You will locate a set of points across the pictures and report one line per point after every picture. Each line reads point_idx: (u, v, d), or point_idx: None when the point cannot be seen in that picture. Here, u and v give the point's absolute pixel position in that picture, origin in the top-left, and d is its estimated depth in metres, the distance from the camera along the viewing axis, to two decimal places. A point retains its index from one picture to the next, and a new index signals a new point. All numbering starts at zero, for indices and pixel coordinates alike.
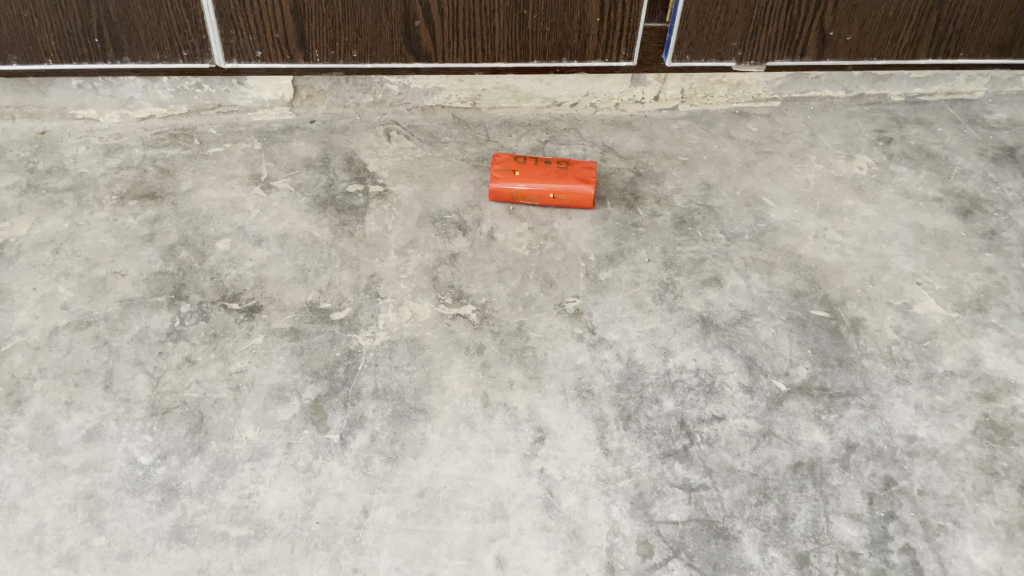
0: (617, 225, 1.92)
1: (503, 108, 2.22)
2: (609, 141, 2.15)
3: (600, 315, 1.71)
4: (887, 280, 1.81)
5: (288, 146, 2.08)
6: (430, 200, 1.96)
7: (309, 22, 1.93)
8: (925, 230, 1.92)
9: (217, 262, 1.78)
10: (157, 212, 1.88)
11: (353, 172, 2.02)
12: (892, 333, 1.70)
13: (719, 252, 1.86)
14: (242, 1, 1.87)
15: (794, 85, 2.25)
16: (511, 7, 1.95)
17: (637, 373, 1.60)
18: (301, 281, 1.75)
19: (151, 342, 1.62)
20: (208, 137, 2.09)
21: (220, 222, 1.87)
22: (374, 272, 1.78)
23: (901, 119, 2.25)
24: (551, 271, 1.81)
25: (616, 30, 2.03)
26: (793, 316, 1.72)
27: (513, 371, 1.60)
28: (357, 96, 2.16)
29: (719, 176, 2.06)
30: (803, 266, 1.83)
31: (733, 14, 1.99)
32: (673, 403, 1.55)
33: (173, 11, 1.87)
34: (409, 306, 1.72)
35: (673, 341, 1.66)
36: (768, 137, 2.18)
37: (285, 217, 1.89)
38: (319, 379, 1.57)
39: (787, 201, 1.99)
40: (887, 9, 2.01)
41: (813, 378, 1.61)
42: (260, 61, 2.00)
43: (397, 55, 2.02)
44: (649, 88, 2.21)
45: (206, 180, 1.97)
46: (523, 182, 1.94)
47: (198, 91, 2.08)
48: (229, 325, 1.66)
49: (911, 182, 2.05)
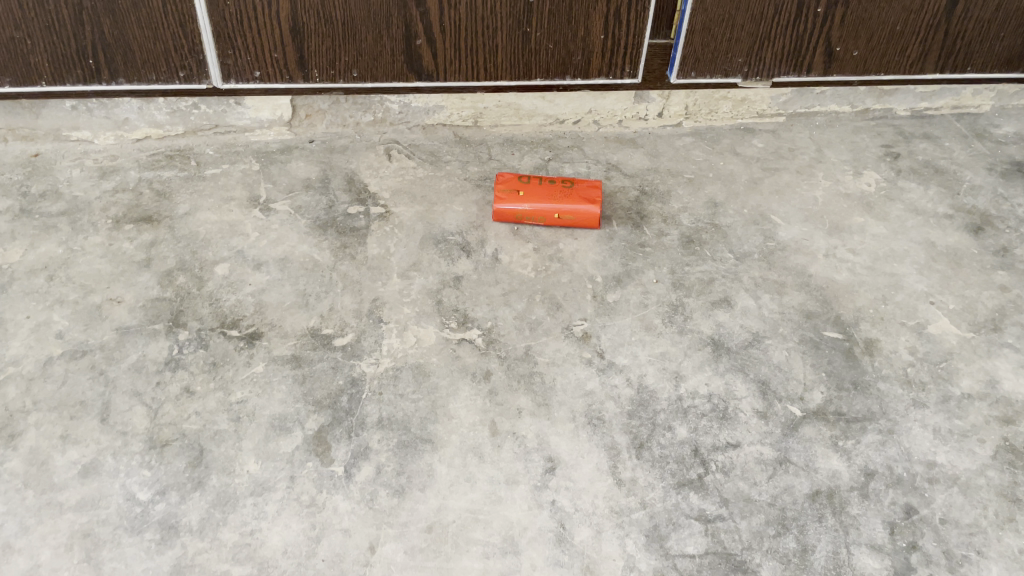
0: (624, 245, 1.89)
1: (505, 125, 2.19)
2: (613, 159, 2.12)
3: (609, 338, 1.68)
4: (900, 300, 1.77)
5: (287, 166, 2.04)
6: (433, 221, 1.93)
7: (308, 42, 1.89)
8: (937, 248, 1.89)
9: (216, 287, 1.74)
10: (154, 236, 1.84)
11: (354, 193, 1.98)
12: (907, 355, 1.66)
13: (729, 272, 1.82)
14: (241, 21, 1.84)
15: (799, 100, 2.22)
16: (515, 25, 1.91)
17: (649, 399, 1.56)
18: (302, 306, 1.71)
19: (149, 372, 1.57)
20: (206, 158, 2.05)
21: (218, 246, 1.83)
22: (377, 296, 1.74)
23: (907, 134, 2.22)
24: (558, 293, 1.77)
25: (620, 47, 2.00)
26: (805, 338, 1.69)
27: (521, 398, 1.56)
28: (357, 115, 2.12)
29: (725, 194, 2.03)
30: (814, 286, 1.80)
31: (739, 31, 1.97)
32: (686, 430, 1.51)
33: (169, 31, 1.84)
34: (413, 331, 1.67)
35: (684, 365, 1.63)
36: (774, 154, 2.15)
37: (285, 240, 1.85)
38: (322, 409, 1.53)
39: (795, 219, 1.96)
40: (894, 23, 1.99)
41: (829, 402, 1.57)
42: (258, 81, 1.96)
43: (398, 74, 1.99)
44: (653, 104, 2.18)
45: (204, 203, 1.93)
46: (528, 203, 1.91)
47: (195, 112, 2.04)
48: (229, 353, 1.62)
49: (921, 199, 2.02)
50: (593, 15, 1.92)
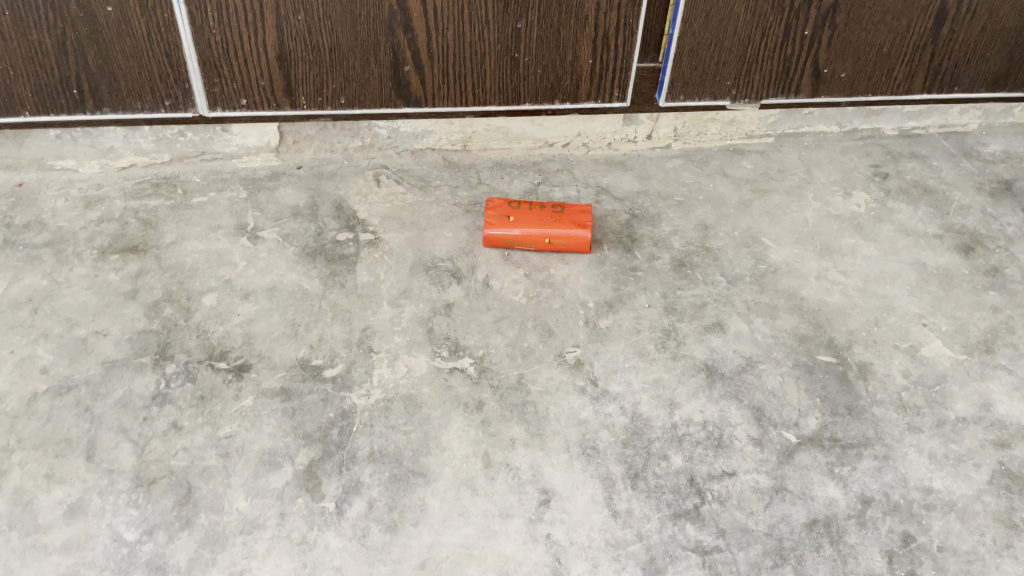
0: (615, 269, 1.88)
1: (494, 149, 2.18)
2: (603, 182, 2.11)
3: (602, 365, 1.66)
4: (893, 322, 1.77)
5: (275, 194, 2.02)
6: (423, 247, 1.91)
7: (295, 69, 1.88)
8: (928, 269, 1.89)
9: (204, 318, 1.72)
10: (140, 266, 1.82)
11: (342, 220, 1.97)
12: (901, 379, 1.65)
13: (721, 296, 1.82)
14: (226, 49, 1.82)
15: (787, 121, 2.22)
16: (503, 51, 1.91)
17: (643, 428, 1.55)
18: (291, 337, 1.69)
19: (135, 407, 1.55)
20: (192, 186, 2.03)
21: (206, 276, 1.81)
22: (367, 325, 1.72)
23: (896, 154, 2.23)
24: (550, 319, 1.76)
25: (609, 71, 2.00)
26: (799, 363, 1.68)
27: (514, 428, 1.54)
28: (345, 140, 2.10)
29: (716, 216, 2.02)
30: (807, 309, 1.79)
31: (727, 54, 1.97)
32: (682, 459, 1.50)
33: (154, 60, 1.82)
34: (404, 361, 1.66)
35: (678, 392, 1.61)
36: (763, 175, 2.15)
37: (273, 269, 1.83)
38: (312, 443, 1.50)
39: (787, 241, 1.96)
40: (881, 45, 2.00)
41: (824, 428, 1.56)
42: (245, 109, 1.95)
43: (386, 100, 1.98)
44: (642, 127, 2.17)
45: (190, 232, 1.91)
46: (518, 228, 1.89)
47: (181, 139, 2.02)
48: (217, 386, 1.59)
49: (911, 219, 2.02)
50: (581, 40, 1.92)
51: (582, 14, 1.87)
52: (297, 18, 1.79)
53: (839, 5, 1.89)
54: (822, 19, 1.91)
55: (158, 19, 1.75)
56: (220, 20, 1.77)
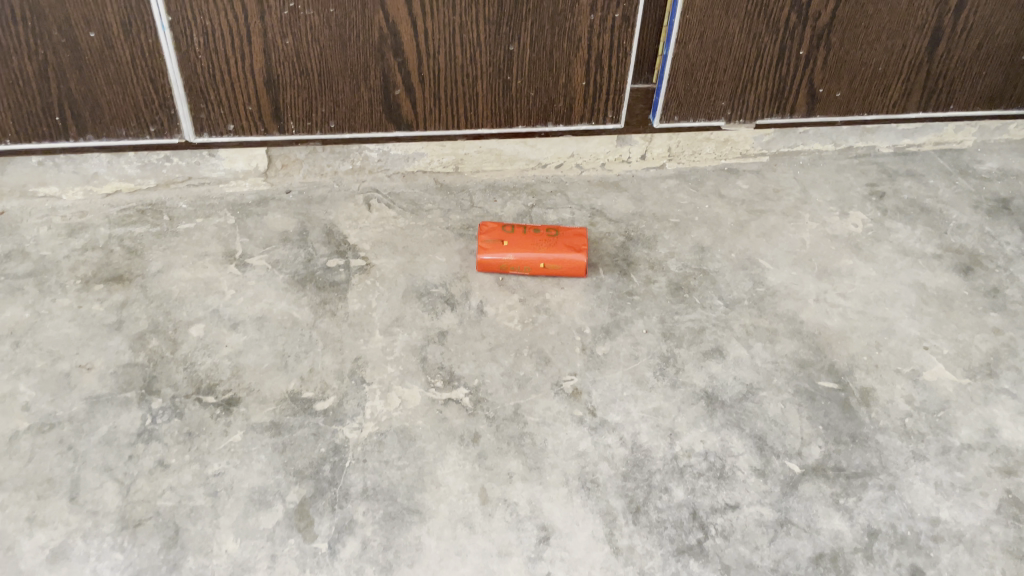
0: (612, 293, 1.84)
1: (487, 171, 2.14)
2: (597, 204, 2.08)
3: (600, 394, 1.63)
4: (894, 345, 1.74)
5: (263, 219, 1.98)
6: (415, 273, 1.87)
7: (284, 94, 1.85)
8: (928, 290, 1.87)
9: (191, 350, 1.68)
10: (125, 296, 1.78)
11: (333, 245, 1.93)
12: (904, 405, 1.63)
13: (719, 320, 1.79)
14: (213, 75, 1.79)
15: (782, 140, 2.20)
16: (495, 73, 1.89)
17: (643, 459, 1.51)
18: (281, 368, 1.65)
19: (120, 444, 1.51)
20: (178, 213, 1.99)
21: (193, 305, 1.77)
22: (359, 355, 1.68)
23: (892, 172, 2.21)
24: (546, 346, 1.72)
25: (602, 92, 1.98)
26: (800, 389, 1.65)
27: (511, 461, 1.50)
28: (335, 163, 2.06)
29: (712, 238, 1.99)
30: (806, 332, 1.76)
31: (722, 74, 1.95)
32: (683, 491, 1.46)
33: (139, 86, 1.79)
34: (397, 393, 1.61)
35: (678, 421, 1.58)
36: (759, 195, 2.12)
37: (262, 297, 1.79)
38: (303, 480, 1.46)
39: (784, 263, 1.93)
40: (876, 65, 1.99)
41: (827, 457, 1.53)
42: (232, 134, 1.92)
43: (377, 124, 1.96)
44: (636, 147, 2.14)
45: (177, 260, 1.87)
46: (512, 252, 1.86)
47: (167, 165, 1.98)
48: (205, 422, 1.55)
49: (909, 239, 2.00)
50: (574, 62, 1.90)
51: (576, 36, 1.85)
52: (285, 42, 1.75)
53: (834, 25, 1.88)
54: (817, 39, 1.90)
55: (142, 44, 1.71)
56: (206, 44, 1.73)
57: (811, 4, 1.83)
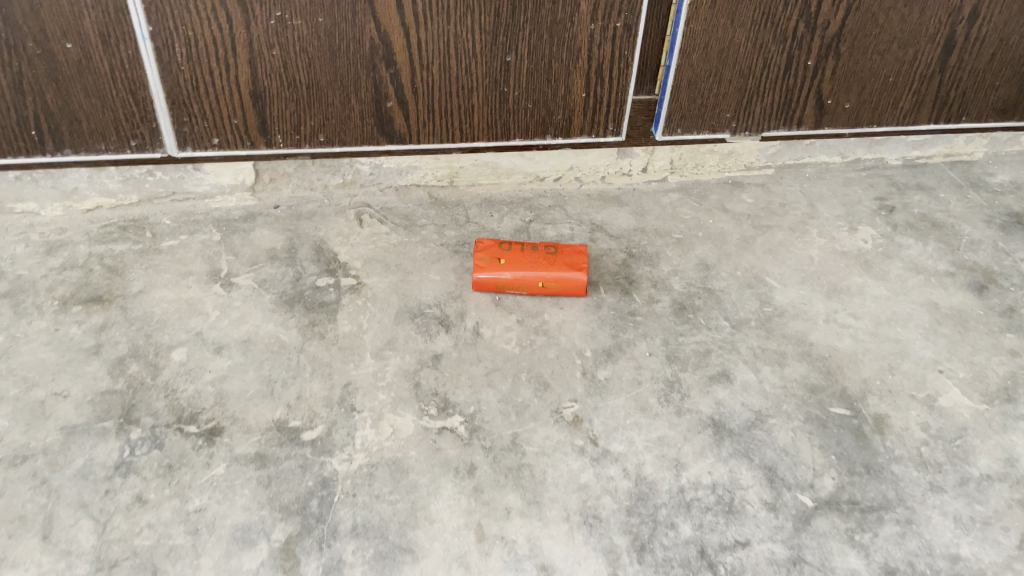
0: (613, 313, 1.77)
1: (483, 184, 2.06)
2: (597, 219, 2.00)
3: (602, 422, 1.55)
4: (908, 369, 1.67)
5: (250, 236, 1.90)
6: (408, 292, 1.79)
7: (271, 107, 1.78)
8: (941, 310, 1.80)
9: (172, 376, 1.60)
10: (104, 319, 1.70)
11: (323, 264, 1.85)
12: (920, 433, 1.56)
13: (726, 342, 1.71)
14: (197, 87, 1.71)
15: (788, 152, 2.13)
16: (492, 85, 1.82)
17: (648, 492, 1.44)
18: (266, 395, 1.57)
19: (97, 478, 1.43)
20: (162, 229, 1.91)
21: (175, 328, 1.69)
22: (349, 380, 1.61)
23: (901, 185, 2.14)
24: (545, 370, 1.64)
25: (602, 104, 1.91)
26: (811, 416, 1.58)
27: (509, 495, 1.42)
28: (325, 177, 1.98)
29: (717, 255, 1.92)
30: (816, 355, 1.69)
31: (727, 85, 1.88)
32: (690, 527, 1.39)
33: (118, 99, 1.71)
34: (389, 422, 1.54)
35: (684, 451, 1.51)
36: (765, 210, 2.05)
37: (248, 319, 1.72)
38: (289, 516, 1.38)
39: (792, 281, 1.86)
40: (886, 75, 1.92)
41: (840, 490, 1.46)
42: (217, 148, 1.85)
43: (368, 137, 1.88)
44: (637, 160, 2.07)
45: (159, 279, 1.79)
46: (510, 271, 1.78)
47: (149, 179, 1.90)
48: (186, 453, 1.47)
49: (920, 256, 1.93)
50: (573, 74, 1.83)
51: (575, 47, 1.77)
52: (271, 53, 1.68)
53: (843, 34, 1.81)
54: (825, 49, 1.83)
55: (122, 56, 1.63)
56: (188, 56, 1.65)
57: (820, 13, 1.76)
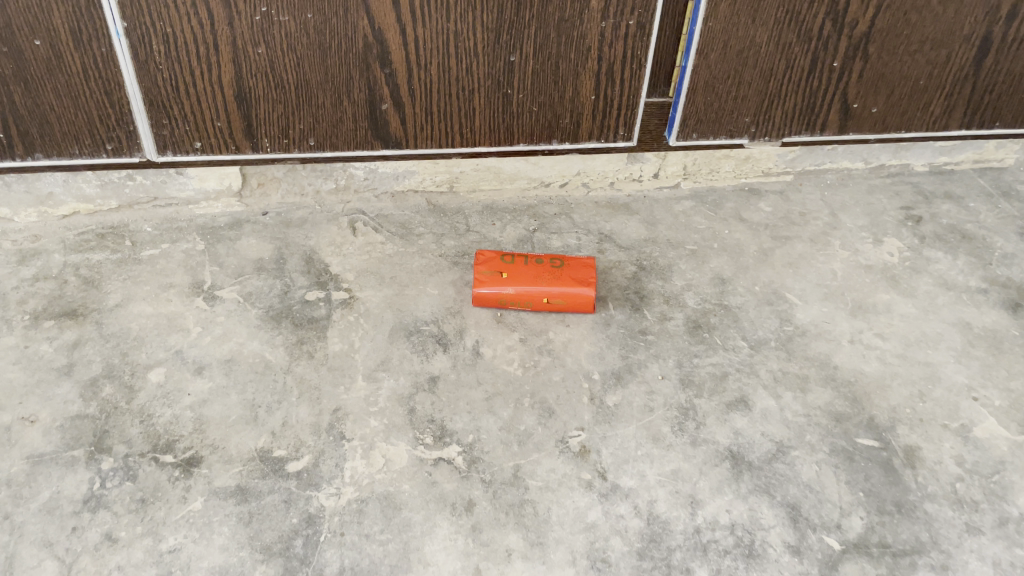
0: (623, 332, 1.65)
1: (484, 190, 1.95)
2: (606, 228, 1.88)
3: (611, 453, 1.44)
4: (939, 396, 1.56)
5: (236, 245, 1.79)
6: (403, 308, 1.68)
7: (256, 109, 1.66)
8: (973, 330, 1.68)
9: (148, 399, 1.49)
10: (78, 335, 1.59)
11: (313, 276, 1.73)
12: (954, 467, 1.44)
13: (743, 365, 1.60)
14: (176, 88, 1.60)
15: (808, 157, 2.01)
16: (494, 86, 1.70)
17: (661, 533, 1.32)
18: (249, 422, 1.46)
19: (63, 514, 1.32)
20: (142, 237, 1.79)
21: (153, 346, 1.58)
22: (339, 406, 1.49)
23: (928, 193, 2.02)
24: (549, 395, 1.53)
25: (612, 107, 1.79)
26: (837, 448, 1.46)
27: (510, 536, 1.31)
28: (317, 182, 1.87)
29: (734, 268, 1.80)
30: (841, 380, 1.58)
31: (746, 88, 1.76)
32: (707, 573, 1.27)
33: (92, 99, 1.59)
34: (382, 452, 1.42)
35: (700, 486, 1.39)
36: (784, 219, 1.93)
37: (231, 336, 1.60)
38: (271, 558, 1.27)
39: (813, 297, 1.74)
40: (917, 77, 1.80)
41: (870, 531, 1.34)
42: (199, 152, 1.73)
43: (362, 142, 1.77)
44: (648, 165, 1.95)
45: (138, 292, 1.68)
46: (513, 286, 1.66)
47: (129, 184, 1.78)
48: (161, 486, 1.36)
49: (949, 271, 1.81)
50: (582, 75, 1.71)
51: (584, 46, 1.65)
52: (257, 51, 1.56)
53: (872, 34, 1.69)
54: (853, 50, 1.71)
55: (94, 53, 1.52)
56: (167, 54, 1.54)
57: (848, 11, 1.64)
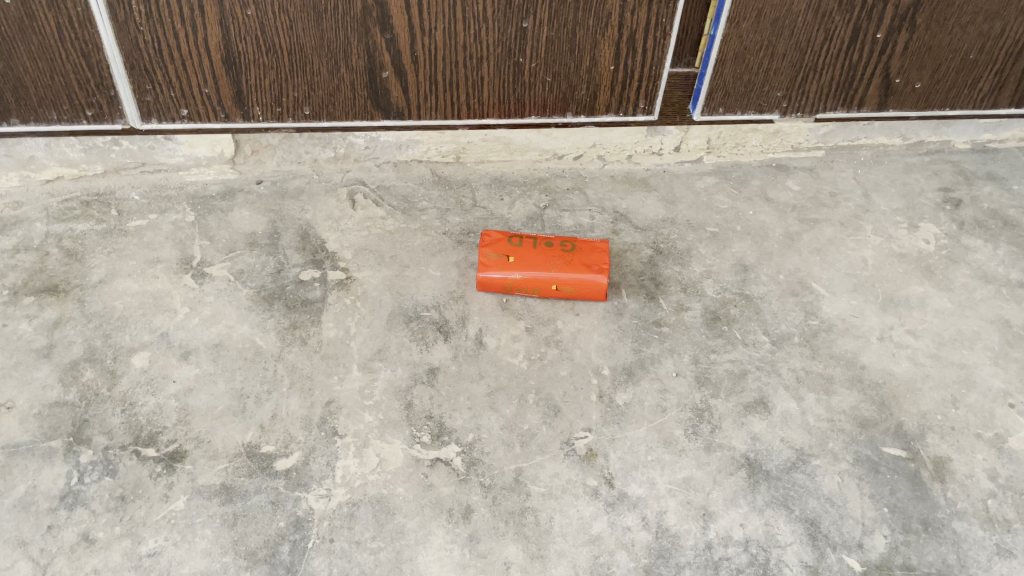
0: (636, 323, 1.55)
1: (493, 162, 1.82)
2: (622, 206, 1.76)
3: (620, 458, 1.35)
4: (973, 402, 1.45)
5: (228, 217, 1.69)
6: (403, 290, 1.58)
7: (246, 75, 1.55)
8: (1013, 328, 1.57)
9: (131, 386, 1.40)
10: (59, 314, 1.50)
11: (308, 253, 1.63)
12: (986, 481, 1.35)
13: (764, 362, 1.49)
14: (159, 51, 1.49)
15: (842, 132, 1.87)
16: (504, 54, 1.57)
17: (670, 549, 1.24)
18: (237, 414, 1.38)
19: (39, 511, 1.25)
20: (130, 206, 1.70)
21: (138, 327, 1.49)
22: (332, 398, 1.40)
23: (968, 174, 1.89)
24: (555, 391, 1.43)
25: (633, 79, 1.66)
26: (861, 458, 1.37)
27: (508, 547, 1.23)
28: (315, 151, 1.75)
29: (757, 254, 1.68)
30: (868, 382, 1.47)
31: (780, 60, 1.64)
32: None
33: (69, 63, 1.49)
34: (376, 450, 1.34)
35: (713, 496, 1.31)
36: (813, 200, 1.81)
37: (220, 318, 1.51)
38: (255, 565, 1.20)
39: (841, 288, 1.63)
40: (967, 51, 1.67)
41: (894, 552, 1.26)
42: (186, 120, 1.64)
43: (361, 112, 1.66)
44: (670, 138, 1.82)
45: (124, 267, 1.58)
46: (520, 271, 1.55)
47: (115, 149, 1.68)
48: (143, 482, 1.29)
49: (989, 261, 1.69)
50: (601, 43, 1.57)
51: (604, 12, 1.51)
52: (245, 13, 1.44)
53: (922, 3, 1.55)
54: (899, 20, 1.57)
55: (70, 13, 1.41)
56: (148, 14, 1.42)
57: None
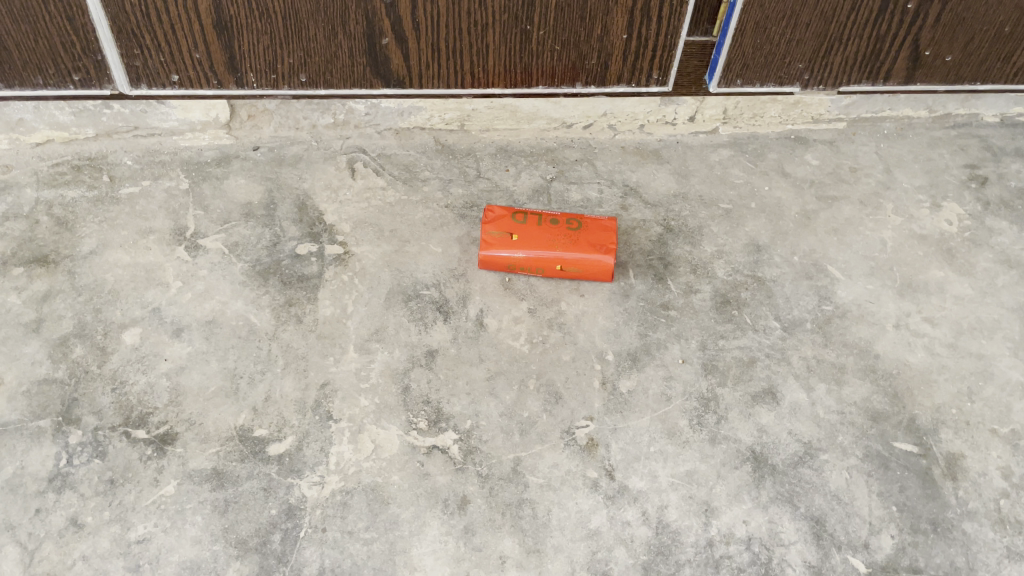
0: (642, 305, 1.49)
1: (499, 130, 1.75)
2: (632, 179, 1.69)
3: (621, 449, 1.31)
4: (990, 395, 1.40)
5: (223, 185, 1.63)
6: (402, 267, 1.53)
7: (239, 40, 1.49)
8: None
9: (122, 364, 1.37)
10: (48, 286, 1.45)
11: (305, 226, 1.58)
12: (999, 480, 1.30)
13: (774, 350, 1.44)
14: (147, 14, 1.43)
15: (866, 104, 1.78)
16: (511, 21, 1.50)
17: (670, 545, 1.21)
18: (229, 396, 1.34)
19: (27, 493, 1.22)
20: (121, 172, 1.64)
21: (129, 301, 1.45)
22: (327, 380, 1.37)
23: (997, 149, 1.80)
24: (557, 377, 1.39)
25: (646, 48, 1.59)
26: (872, 453, 1.32)
27: (504, 541, 1.21)
28: (313, 116, 1.68)
29: (772, 233, 1.62)
30: (882, 372, 1.42)
31: (803, 30, 1.56)
32: None
33: (54, 25, 1.43)
34: (371, 436, 1.31)
35: (716, 491, 1.27)
36: (832, 175, 1.73)
37: (213, 293, 1.47)
38: (246, 554, 1.18)
39: (858, 272, 1.56)
40: (1002, 23, 1.60)
41: (900, 553, 1.22)
42: (177, 86, 1.59)
43: (359, 80, 1.60)
44: (683, 108, 1.74)
45: (115, 237, 1.53)
46: (522, 250, 1.50)
47: (106, 112, 1.61)
48: (133, 465, 1.26)
49: (1014, 244, 1.62)
50: (614, 11, 1.50)
51: None
52: None
53: None
54: None
55: None
56: None
57: None
